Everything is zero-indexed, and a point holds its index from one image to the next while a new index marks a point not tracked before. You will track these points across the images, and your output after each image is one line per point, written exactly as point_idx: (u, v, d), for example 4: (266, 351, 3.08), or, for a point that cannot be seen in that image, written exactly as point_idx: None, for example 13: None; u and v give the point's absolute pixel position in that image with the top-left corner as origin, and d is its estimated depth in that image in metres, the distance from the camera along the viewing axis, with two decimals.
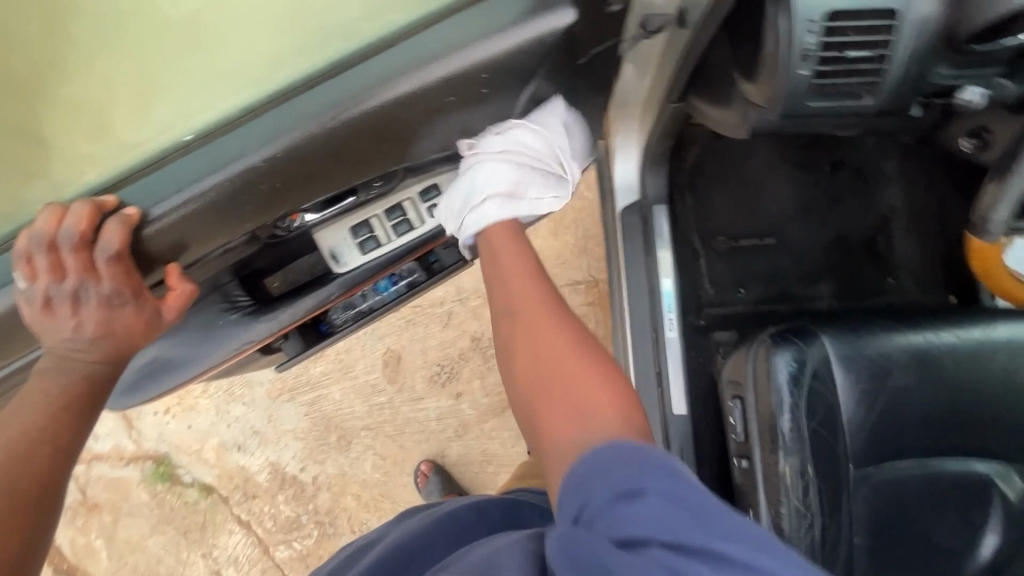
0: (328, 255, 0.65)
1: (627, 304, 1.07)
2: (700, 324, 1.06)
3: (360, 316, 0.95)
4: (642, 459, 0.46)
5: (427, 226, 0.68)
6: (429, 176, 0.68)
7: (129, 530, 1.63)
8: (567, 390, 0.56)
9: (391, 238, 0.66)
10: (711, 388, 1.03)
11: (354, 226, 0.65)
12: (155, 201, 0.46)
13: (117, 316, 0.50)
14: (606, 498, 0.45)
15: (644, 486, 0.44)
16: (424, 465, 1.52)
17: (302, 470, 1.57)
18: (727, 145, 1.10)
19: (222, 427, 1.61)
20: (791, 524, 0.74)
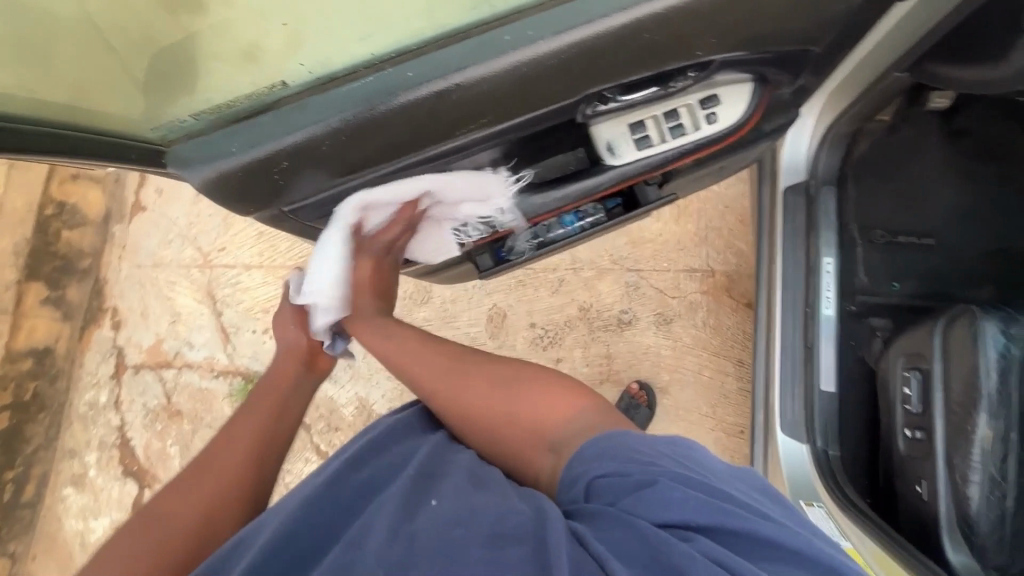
0: (606, 148, 0.76)
1: (781, 279, 1.10)
2: (854, 309, 1.08)
3: (541, 247, 0.98)
4: (648, 448, 0.62)
5: (698, 132, 0.76)
6: (710, 87, 0.74)
7: (206, 443, 1.63)
8: (508, 409, 0.73)
9: (664, 138, 0.76)
10: (861, 369, 1.04)
11: (632, 123, 0.75)
12: (561, 29, 0.57)
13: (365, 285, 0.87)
14: (633, 483, 0.59)
15: (657, 474, 0.58)
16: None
17: (389, 410, 1.58)
18: (898, 143, 1.13)
19: None
20: (982, 493, 0.77)
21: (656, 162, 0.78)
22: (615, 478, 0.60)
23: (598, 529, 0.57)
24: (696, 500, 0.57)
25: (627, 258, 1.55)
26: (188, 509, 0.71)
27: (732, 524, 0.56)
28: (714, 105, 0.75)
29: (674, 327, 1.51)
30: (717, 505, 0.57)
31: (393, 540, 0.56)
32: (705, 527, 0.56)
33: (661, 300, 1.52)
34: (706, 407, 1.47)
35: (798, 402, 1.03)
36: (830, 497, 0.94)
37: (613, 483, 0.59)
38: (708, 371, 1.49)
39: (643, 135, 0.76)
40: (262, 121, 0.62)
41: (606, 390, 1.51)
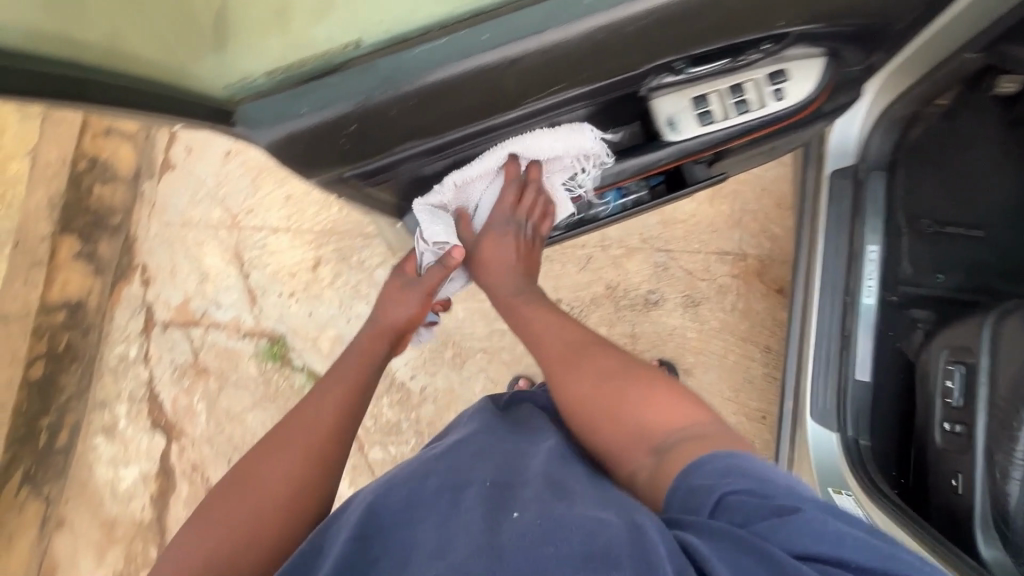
0: (666, 121, 0.77)
1: (822, 264, 1.08)
2: (896, 300, 1.05)
3: (578, 224, 1.00)
4: (772, 476, 0.61)
5: (763, 108, 0.75)
6: (778, 61, 0.73)
7: (231, 401, 1.67)
8: (620, 403, 0.75)
9: (726, 113, 0.76)
10: (898, 361, 1.02)
11: (697, 97, 0.75)
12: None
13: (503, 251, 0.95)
14: (756, 505, 0.58)
15: (781, 502, 0.58)
16: (521, 381, 1.53)
17: (411, 378, 1.60)
18: (957, 130, 1.08)
19: (342, 321, 1.65)
20: (1020, 490, 0.75)
21: (713, 139, 0.78)
22: (739, 497, 0.59)
23: (721, 546, 0.55)
24: (829, 535, 0.55)
25: (657, 238, 1.53)
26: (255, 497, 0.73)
27: (867, 565, 0.54)
28: (781, 81, 0.74)
29: (702, 310, 1.49)
30: (856, 541, 0.55)
31: (482, 555, 0.55)
32: (845, 566, 0.54)
33: (690, 282, 1.51)
34: (729, 392, 1.47)
35: (830, 389, 1.02)
36: (863, 490, 0.93)
37: (736, 501, 0.59)
38: (733, 355, 1.48)
39: (704, 109, 0.76)
40: (327, 83, 0.60)
41: None
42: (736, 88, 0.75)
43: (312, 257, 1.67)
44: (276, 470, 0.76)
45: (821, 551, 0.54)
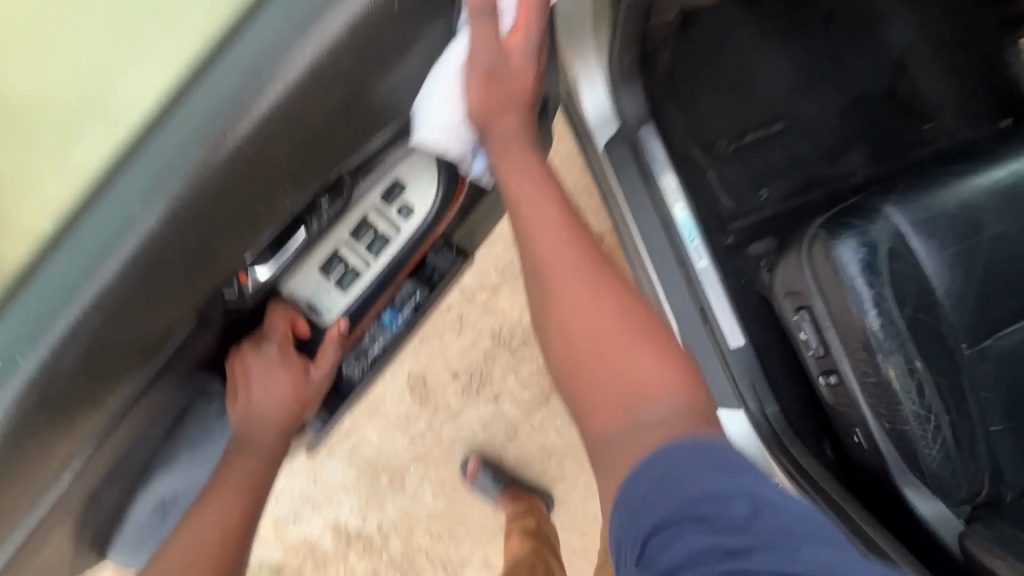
0: (308, 307, 0.58)
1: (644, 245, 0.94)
2: (731, 243, 0.94)
3: (376, 363, 0.80)
4: (709, 468, 0.44)
5: (404, 235, 0.59)
6: (383, 175, 0.59)
7: None
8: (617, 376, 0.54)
9: (368, 264, 0.58)
10: (765, 306, 0.92)
11: (322, 265, 0.58)
12: (49, 322, 0.40)
13: (274, 381, 0.59)
14: (690, 522, 0.42)
15: (710, 511, 0.42)
16: (471, 461, 1.41)
17: (364, 521, 1.48)
18: (700, 37, 0.96)
19: (271, 503, 1.52)
20: (916, 432, 0.63)
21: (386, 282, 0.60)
22: (666, 526, 0.42)
23: (636, 552, 0.43)
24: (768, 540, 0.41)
25: (511, 264, 1.41)
26: (186, 544, 0.56)
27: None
28: (402, 194, 0.59)
29: None
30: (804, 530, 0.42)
31: None
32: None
33: None
34: None
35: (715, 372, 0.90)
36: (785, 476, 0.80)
37: (670, 528, 0.42)
38: None
39: (341, 269, 0.58)
40: None
41: (555, 402, 1.41)
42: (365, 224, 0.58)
43: None
44: (181, 542, 0.56)
45: (757, 573, 0.39)
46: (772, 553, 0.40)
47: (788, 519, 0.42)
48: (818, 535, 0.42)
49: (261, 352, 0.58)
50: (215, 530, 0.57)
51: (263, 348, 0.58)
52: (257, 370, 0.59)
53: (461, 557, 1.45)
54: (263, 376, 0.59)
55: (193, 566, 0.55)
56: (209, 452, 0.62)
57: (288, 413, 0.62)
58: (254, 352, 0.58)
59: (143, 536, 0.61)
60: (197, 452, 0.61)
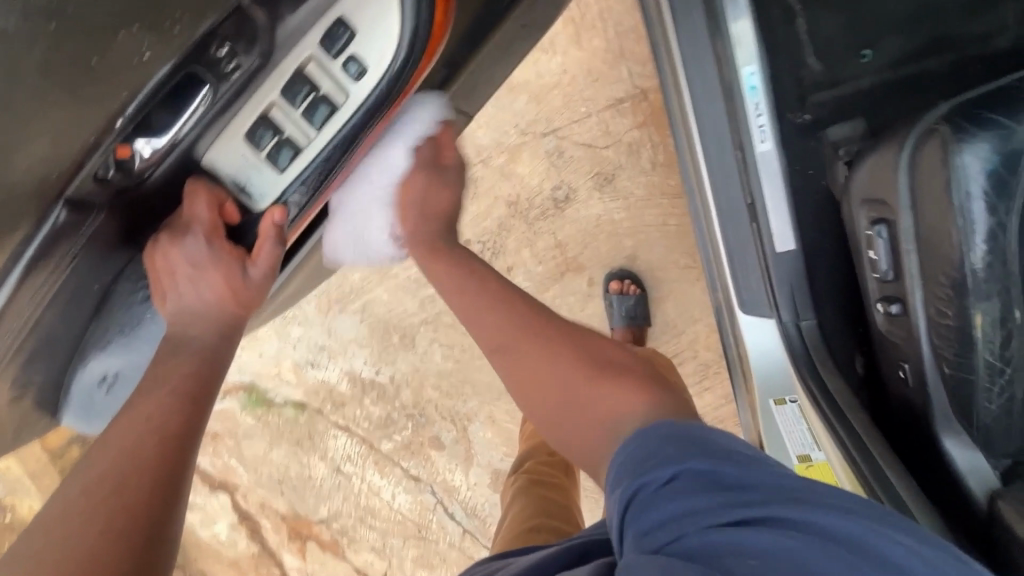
0: (236, 188, 0.54)
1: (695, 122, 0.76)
2: (807, 121, 0.76)
3: None
4: (672, 439, 0.46)
5: (353, 100, 0.52)
6: (327, 12, 0.48)
7: (252, 449, 1.76)
8: (582, 404, 0.58)
9: (311, 132, 0.52)
10: (829, 205, 0.77)
11: (251, 133, 0.51)
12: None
13: (206, 275, 0.57)
14: (660, 478, 0.43)
15: (677, 473, 0.43)
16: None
17: (377, 373, 1.56)
18: None
19: (290, 349, 1.61)
20: (981, 385, 0.54)
21: (334, 152, 0.56)
22: (640, 488, 0.44)
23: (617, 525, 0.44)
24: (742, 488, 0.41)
25: (535, 121, 1.23)
26: (116, 449, 0.50)
27: (795, 509, 0.39)
28: (346, 42, 0.50)
29: (619, 183, 1.22)
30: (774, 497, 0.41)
31: None
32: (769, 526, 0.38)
33: (595, 155, 1.21)
34: (685, 259, 1.25)
35: (754, 279, 0.79)
36: (814, 409, 0.73)
37: (644, 491, 0.43)
38: (675, 216, 1.22)
39: (275, 141, 0.52)
40: None
41: (570, 280, 1.30)
42: (303, 84, 0.50)
43: None
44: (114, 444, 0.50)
45: (717, 516, 0.40)
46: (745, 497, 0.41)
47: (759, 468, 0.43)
48: (783, 486, 0.42)
49: (184, 245, 0.54)
50: (153, 437, 0.50)
51: (187, 241, 0.54)
52: (184, 269, 0.55)
53: (468, 412, 1.53)
54: (193, 271, 0.56)
55: (131, 474, 0.48)
56: (143, 335, 0.57)
57: (224, 311, 0.59)
58: (178, 247, 0.54)
59: (89, 403, 0.56)
60: (131, 334, 0.56)
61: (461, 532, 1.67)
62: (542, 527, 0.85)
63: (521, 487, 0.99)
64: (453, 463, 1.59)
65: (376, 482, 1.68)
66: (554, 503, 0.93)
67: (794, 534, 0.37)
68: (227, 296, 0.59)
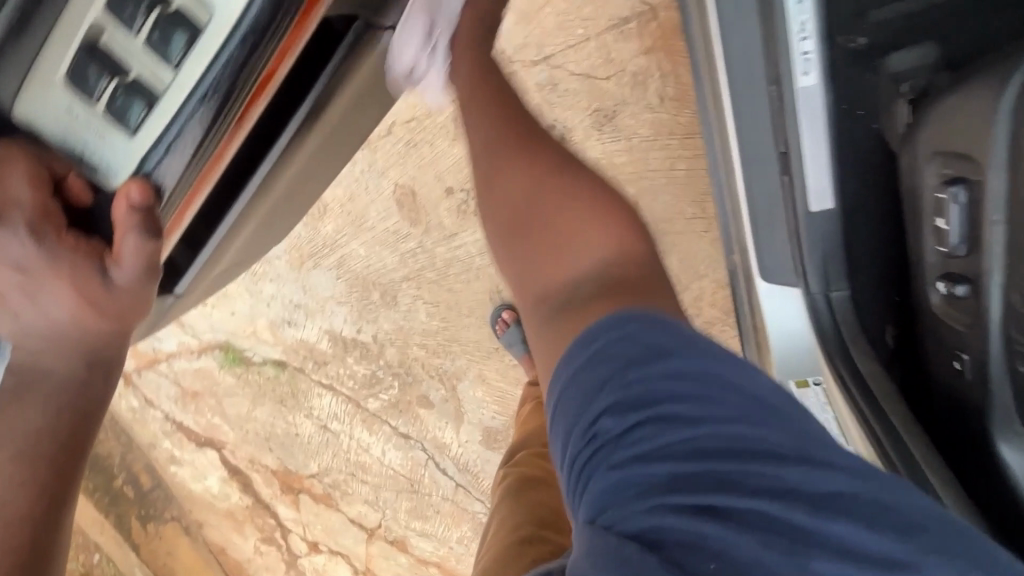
0: (75, 161, 0.46)
1: (721, 46, 0.61)
2: (862, 48, 0.60)
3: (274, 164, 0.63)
4: (641, 367, 0.47)
5: (211, 16, 0.43)
6: None
7: (235, 406, 1.69)
8: (557, 226, 0.61)
9: (165, 64, 0.43)
10: (878, 155, 0.63)
11: (67, 74, 0.41)
12: None
13: (50, 284, 0.51)
14: (615, 427, 0.46)
15: (640, 431, 0.45)
16: (505, 312, 1.32)
17: (359, 332, 1.46)
18: None
19: (264, 307, 1.50)
20: None
21: (206, 99, 0.46)
22: (603, 442, 0.46)
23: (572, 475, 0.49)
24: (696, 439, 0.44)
25: (525, 47, 1.05)
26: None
27: (756, 494, 0.41)
28: None
29: (622, 121, 1.06)
30: (742, 459, 0.43)
31: None
32: (729, 503, 0.41)
33: (593, 88, 1.05)
34: (692, 209, 1.12)
35: (780, 243, 0.68)
36: (836, 386, 0.65)
37: (604, 452, 0.46)
38: (682, 161, 1.07)
39: (112, 87, 0.43)
40: None
41: None
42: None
43: None
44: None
45: (678, 494, 0.42)
46: (690, 450, 0.44)
47: (718, 416, 0.45)
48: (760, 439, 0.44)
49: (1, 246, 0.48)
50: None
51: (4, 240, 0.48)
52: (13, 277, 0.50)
53: (457, 370, 1.45)
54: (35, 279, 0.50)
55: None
56: None
57: (85, 320, 0.55)
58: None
59: None
60: None
61: (453, 486, 1.65)
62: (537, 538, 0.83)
63: (512, 494, 0.96)
64: (443, 421, 1.54)
65: (365, 439, 1.64)
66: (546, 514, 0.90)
67: (757, 527, 0.40)
68: (84, 308, 0.54)
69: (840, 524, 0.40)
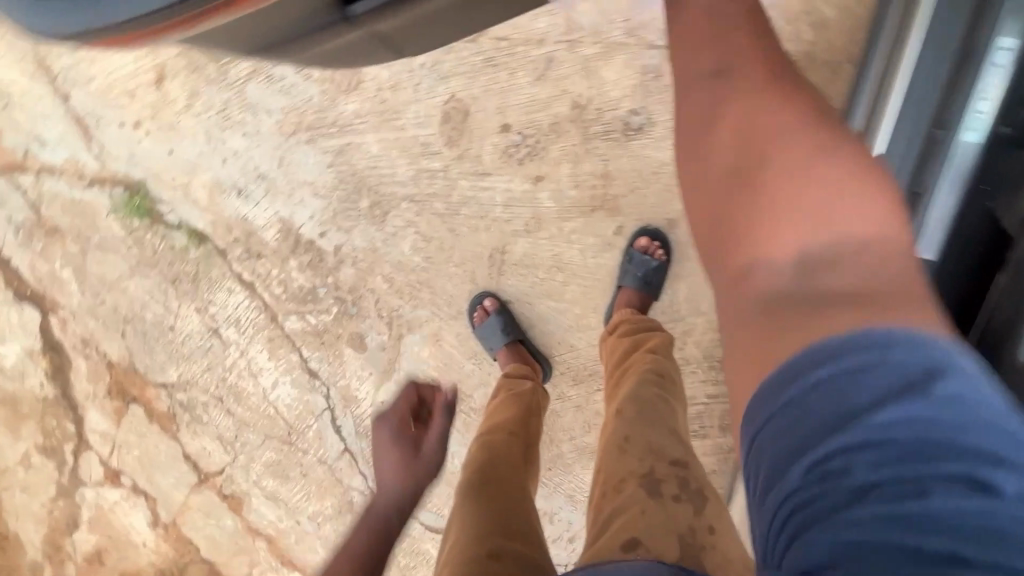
0: None
1: (905, 93, 0.74)
2: (1005, 134, 0.65)
3: None
4: (790, 393, 0.42)
5: None
6: None
7: (102, 267, 1.35)
8: (792, 208, 0.49)
9: None
10: (985, 233, 0.68)
11: None
12: None
13: None
14: (794, 479, 0.41)
15: (812, 453, 0.40)
16: (487, 300, 1.23)
17: (322, 236, 1.25)
18: None
19: (216, 162, 1.23)
20: None
21: None
22: (797, 501, 0.41)
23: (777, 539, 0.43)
24: (917, 445, 0.38)
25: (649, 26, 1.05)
26: None
27: (932, 448, 0.38)
28: None
29: None
30: (903, 425, 0.39)
31: None
32: (919, 467, 0.38)
33: None
34: None
35: None
36: None
37: (806, 505, 0.40)
38: None
39: None
40: None
41: (599, 219, 1.16)
42: None
43: (153, 69, 1.19)
44: None
45: (893, 497, 0.38)
46: (860, 445, 0.39)
47: (854, 402, 0.40)
48: (893, 380, 0.40)
49: None
50: None
51: None
52: None
53: (413, 319, 1.28)
54: None
55: None
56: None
57: None
58: None
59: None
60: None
61: (340, 450, 1.41)
62: (503, 554, 0.72)
63: (470, 489, 0.85)
64: (367, 371, 1.34)
65: (258, 361, 1.37)
66: (510, 514, 0.80)
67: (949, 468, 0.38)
68: None
69: (988, 430, 0.39)
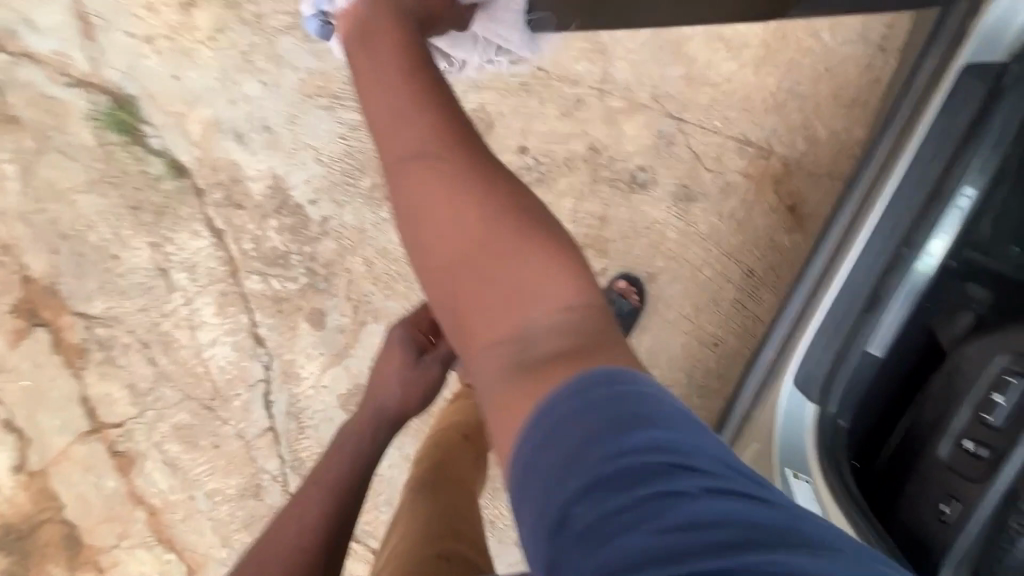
0: None
1: (882, 211, 0.81)
2: (952, 266, 0.78)
3: None
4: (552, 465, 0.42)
5: None
6: None
7: (54, 172, 1.23)
8: (497, 282, 0.49)
9: None
10: (921, 342, 0.80)
11: None
12: None
13: None
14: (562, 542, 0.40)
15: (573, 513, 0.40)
16: None
17: (312, 203, 1.22)
18: None
19: (221, 101, 1.18)
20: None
21: None
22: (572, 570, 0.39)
23: None
24: (590, 432, 0.42)
25: (672, 98, 1.15)
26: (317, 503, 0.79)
27: (656, 479, 0.40)
28: None
29: (694, 208, 1.19)
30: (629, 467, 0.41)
31: None
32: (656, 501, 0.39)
33: (693, 169, 1.17)
34: (690, 311, 1.23)
35: (825, 355, 0.81)
36: (823, 477, 0.76)
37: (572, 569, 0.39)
38: (710, 271, 1.20)
39: None
40: None
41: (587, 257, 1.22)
42: None
43: None
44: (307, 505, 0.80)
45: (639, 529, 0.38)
46: (606, 494, 0.40)
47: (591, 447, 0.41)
48: (620, 424, 0.43)
49: None
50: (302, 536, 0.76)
51: None
52: None
53: (382, 309, 1.26)
54: None
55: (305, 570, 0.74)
56: None
57: None
58: None
59: None
60: None
61: (263, 427, 1.32)
62: (453, 555, 0.68)
63: (421, 492, 0.81)
64: (318, 350, 1.28)
65: (202, 314, 1.28)
66: (461, 514, 0.77)
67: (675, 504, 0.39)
68: None
69: (695, 463, 0.42)
